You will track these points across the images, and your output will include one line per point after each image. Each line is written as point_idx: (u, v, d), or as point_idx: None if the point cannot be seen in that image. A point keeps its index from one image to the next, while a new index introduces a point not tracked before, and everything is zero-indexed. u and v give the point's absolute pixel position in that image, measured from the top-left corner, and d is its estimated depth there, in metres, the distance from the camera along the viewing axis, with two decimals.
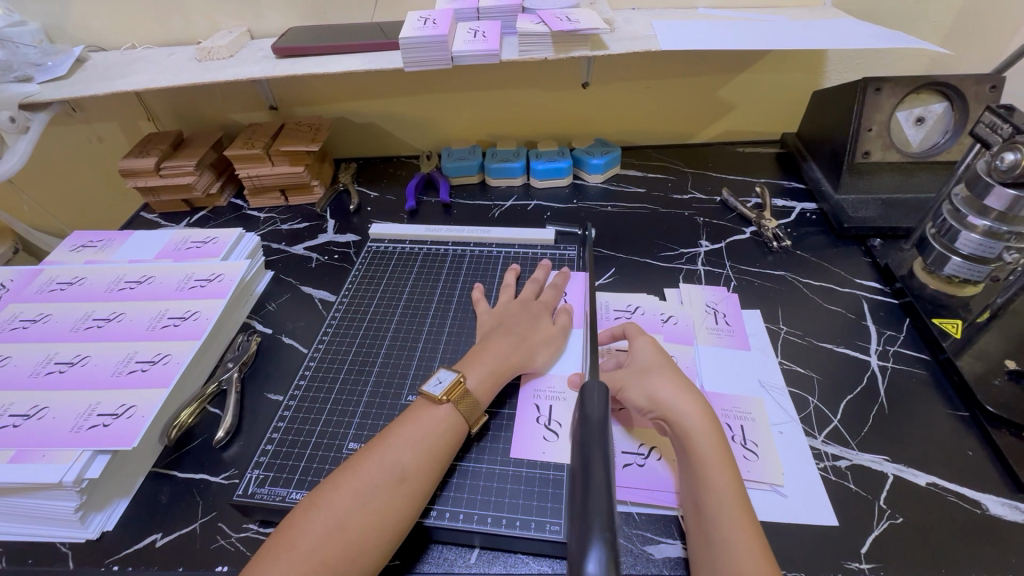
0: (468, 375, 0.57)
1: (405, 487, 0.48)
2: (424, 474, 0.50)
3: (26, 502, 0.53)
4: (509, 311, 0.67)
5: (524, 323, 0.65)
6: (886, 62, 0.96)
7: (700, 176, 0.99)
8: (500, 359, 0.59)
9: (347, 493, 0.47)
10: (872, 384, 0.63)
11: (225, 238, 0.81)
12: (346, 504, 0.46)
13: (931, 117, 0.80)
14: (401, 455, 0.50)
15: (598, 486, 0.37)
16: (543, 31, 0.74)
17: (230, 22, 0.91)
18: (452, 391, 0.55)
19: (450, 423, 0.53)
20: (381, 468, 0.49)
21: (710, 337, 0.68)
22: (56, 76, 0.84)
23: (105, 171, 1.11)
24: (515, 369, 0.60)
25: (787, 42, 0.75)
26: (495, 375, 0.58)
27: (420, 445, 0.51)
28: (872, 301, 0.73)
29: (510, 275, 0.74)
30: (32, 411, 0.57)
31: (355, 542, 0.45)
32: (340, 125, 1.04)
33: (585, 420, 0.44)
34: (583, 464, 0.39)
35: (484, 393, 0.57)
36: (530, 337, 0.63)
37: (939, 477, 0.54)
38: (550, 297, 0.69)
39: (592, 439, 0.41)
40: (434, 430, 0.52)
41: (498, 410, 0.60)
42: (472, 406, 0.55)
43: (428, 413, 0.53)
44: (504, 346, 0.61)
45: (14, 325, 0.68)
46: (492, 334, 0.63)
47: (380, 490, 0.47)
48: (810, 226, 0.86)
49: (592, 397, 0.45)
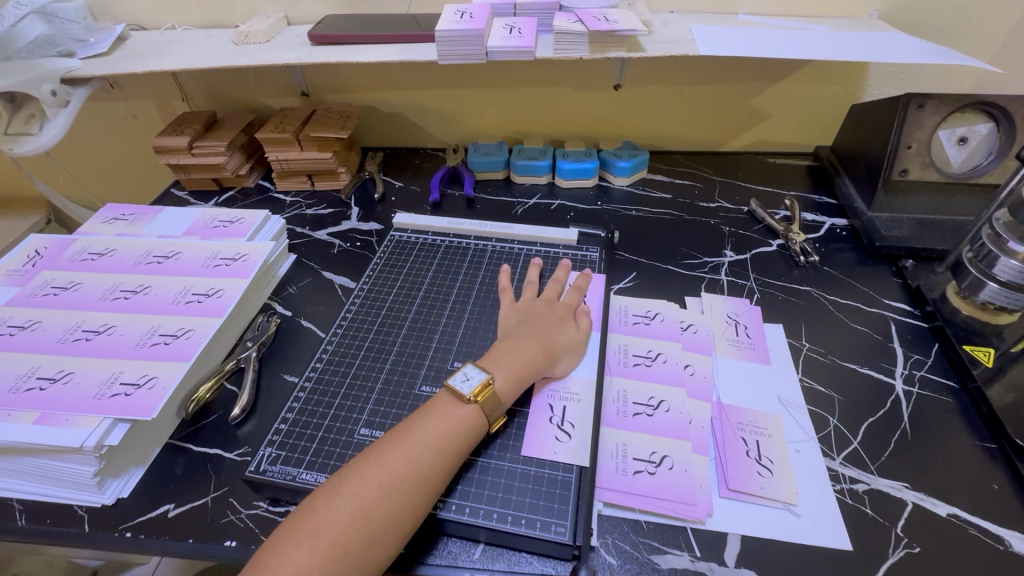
0: (495, 374, 0.57)
1: (425, 483, 0.48)
2: (442, 469, 0.50)
3: (47, 464, 0.54)
4: (527, 308, 0.67)
5: (547, 322, 0.64)
6: (930, 78, 0.93)
7: (728, 185, 0.98)
8: (520, 354, 0.59)
9: (369, 484, 0.47)
10: (895, 408, 0.61)
11: (252, 219, 0.82)
12: (368, 496, 0.46)
13: (976, 137, 0.77)
14: (424, 452, 0.50)
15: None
16: (579, 31, 0.74)
17: (269, 7, 0.93)
18: (481, 394, 0.54)
19: (471, 420, 0.53)
20: (404, 462, 0.48)
21: (730, 349, 0.67)
22: (98, 52, 0.86)
23: (138, 147, 1.14)
24: (536, 370, 0.59)
25: (827, 53, 0.73)
26: (517, 375, 0.58)
27: (442, 441, 0.51)
28: (900, 323, 0.71)
29: (530, 271, 0.74)
30: (58, 375, 0.59)
31: (375, 534, 0.45)
32: (369, 114, 1.05)
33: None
34: None
35: (506, 391, 0.56)
36: (549, 331, 0.63)
37: (961, 509, 0.52)
38: (570, 297, 0.69)
39: None
40: (457, 426, 0.52)
41: (515, 408, 0.59)
42: (495, 405, 0.55)
43: (454, 411, 0.53)
44: (520, 340, 0.61)
45: (45, 291, 0.70)
46: (513, 332, 0.62)
47: (402, 485, 0.47)
48: (840, 242, 0.84)
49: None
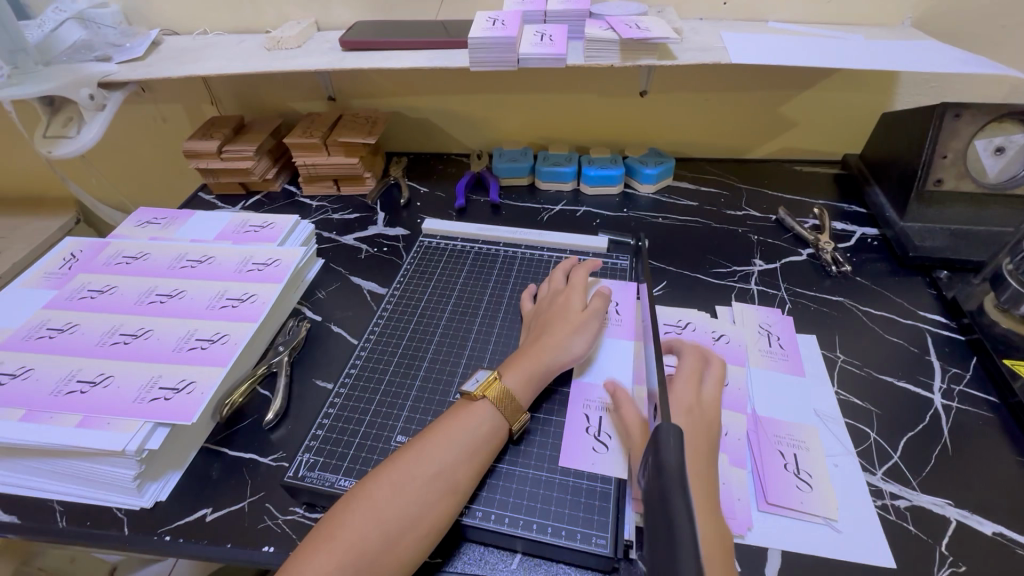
0: (504, 374, 0.57)
1: (442, 481, 0.48)
2: (460, 468, 0.50)
3: (89, 466, 0.55)
4: (549, 311, 0.66)
5: (553, 317, 0.64)
6: (962, 86, 0.92)
7: (755, 193, 0.97)
8: (535, 358, 0.59)
9: (385, 485, 0.48)
10: (935, 422, 0.60)
11: (282, 224, 0.82)
12: (384, 497, 0.47)
13: (1013, 147, 0.75)
14: (438, 451, 0.50)
15: (686, 547, 0.31)
16: (611, 38, 0.74)
17: (299, 14, 0.93)
18: (487, 388, 0.55)
19: (486, 417, 0.54)
20: (417, 461, 0.49)
21: (764, 361, 0.67)
22: (133, 56, 0.87)
23: (165, 150, 1.15)
24: (551, 368, 0.60)
25: (862, 62, 0.72)
26: (534, 377, 0.58)
27: (456, 440, 0.51)
28: (936, 335, 0.70)
29: (554, 275, 0.73)
30: (98, 378, 0.60)
31: (392, 534, 0.45)
32: (395, 119, 1.06)
33: (661, 469, 0.38)
34: (664, 518, 0.34)
35: (522, 391, 0.57)
36: (568, 335, 0.62)
37: (1008, 529, 0.51)
38: (593, 300, 0.67)
39: (673, 491, 0.35)
40: (472, 425, 0.53)
41: (534, 413, 0.59)
42: (513, 405, 0.55)
43: (465, 410, 0.54)
44: (539, 344, 0.61)
45: (82, 294, 0.71)
46: (532, 338, 0.63)
47: (416, 483, 0.48)
48: (871, 252, 0.83)
49: (668, 441, 0.39)
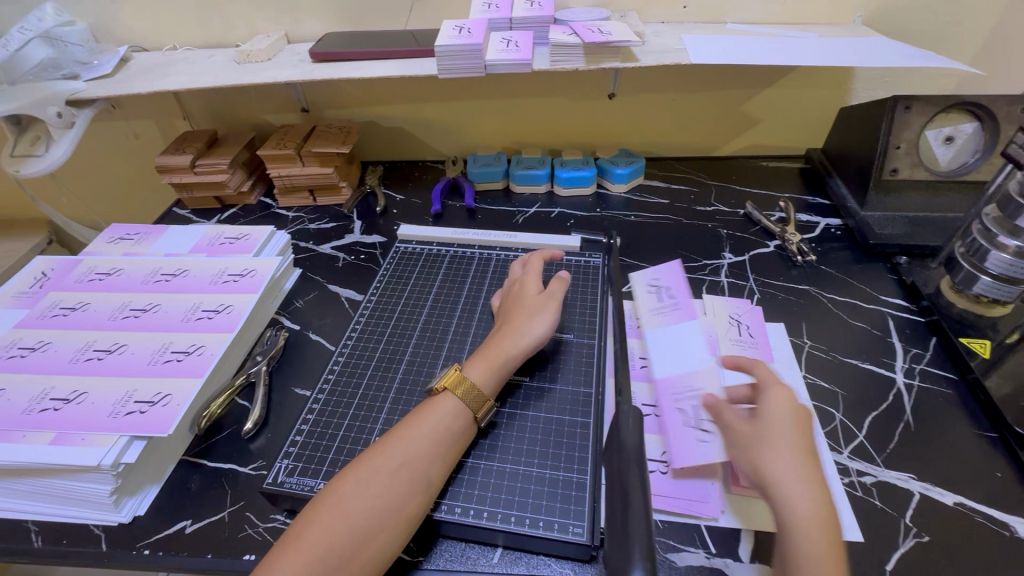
0: (466, 368, 0.58)
1: (408, 472, 0.49)
2: (425, 461, 0.50)
3: (64, 483, 0.54)
4: (509, 304, 0.68)
5: (513, 310, 0.65)
6: (914, 81, 0.96)
7: (723, 189, 1.00)
8: (495, 350, 0.60)
9: (351, 481, 0.48)
10: (897, 401, 0.63)
11: (257, 235, 0.83)
12: (350, 493, 0.47)
13: (961, 136, 0.80)
14: (402, 444, 0.51)
15: (638, 515, 0.34)
16: (575, 43, 0.76)
17: (269, 27, 0.94)
18: (448, 380, 0.56)
19: (451, 408, 0.54)
20: (382, 455, 0.50)
21: (734, 349, 0.68)
22: (101, 74, 0.87)
23: (138, 166, 1.14)
24: (514, 358, 0.60)
25: (816, 59, 0.75)
26: (498, 369, 0.59)
27: (420, 433, 0.52)
28: (898, 318, 0.73)
29: (512, 267, 0.74)
30: (72, 395, 0.59)
31: (361, 528, 0.46)
32: (369, 128, 1.07)
33: (620, 447, 0.39)
34: (620, 490, 0.36)
35: (484, 381, 0.57)
36: (526, 322, 0.63)
37: (967, 498, 0.54)
38: (549, 284, 0.68)
39: (627, 468, 0.37)
40: (435, 417, 0.53)
41: (501, 407, 0.60)
42: (476, 396, 0.56)
43: (429, 406, 0.55)
44: (501, 337, 0.62)
45: (54, 312, 0.70)
46: (496, 330, 0.64)
47: (382, 476, 0.48)
48: (835, 241, 0.86)
49: (627, 422, 0.41)
